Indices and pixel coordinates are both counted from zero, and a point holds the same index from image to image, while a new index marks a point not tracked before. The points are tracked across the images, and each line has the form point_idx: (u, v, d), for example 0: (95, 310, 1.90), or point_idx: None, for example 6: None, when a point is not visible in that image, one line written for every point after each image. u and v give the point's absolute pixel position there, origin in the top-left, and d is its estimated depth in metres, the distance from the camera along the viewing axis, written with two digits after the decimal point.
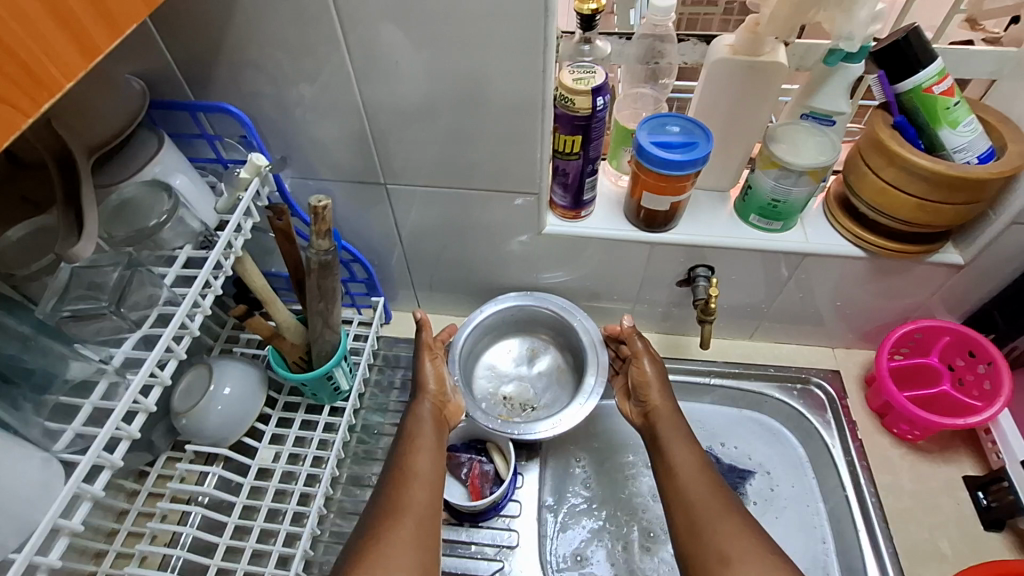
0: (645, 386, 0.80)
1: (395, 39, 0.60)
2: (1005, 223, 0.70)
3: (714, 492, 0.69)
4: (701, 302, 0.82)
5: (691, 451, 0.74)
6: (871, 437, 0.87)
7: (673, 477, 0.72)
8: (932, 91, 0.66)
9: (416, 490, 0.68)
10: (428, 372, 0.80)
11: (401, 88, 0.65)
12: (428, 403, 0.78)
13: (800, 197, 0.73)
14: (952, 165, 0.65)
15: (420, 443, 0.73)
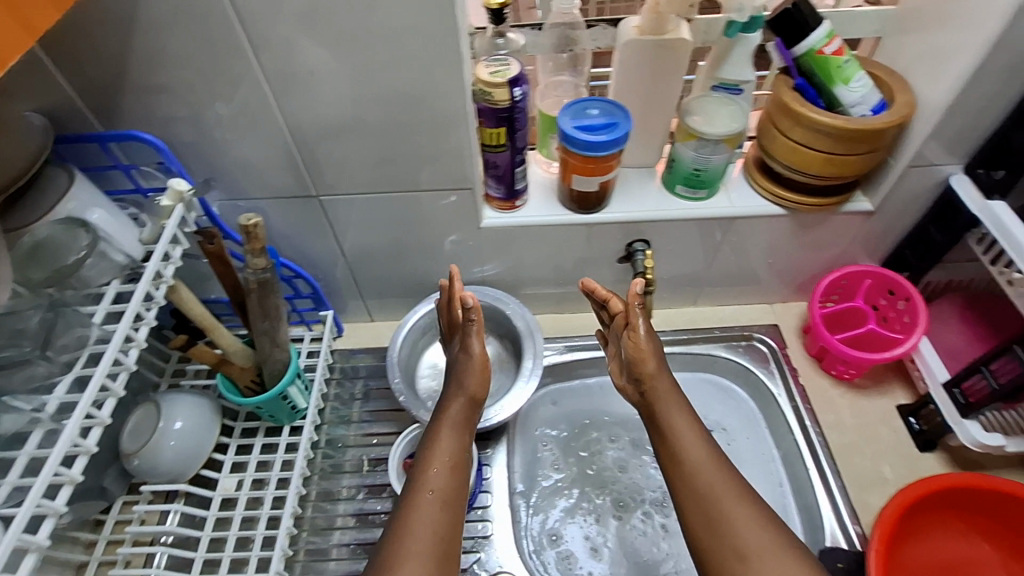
0: (642, 361, 0.71)
1: (311, 50, 0.60)
2: (904, 168, 0.76)
3: (730, 481, 0.64)
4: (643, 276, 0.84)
5: (702, 434, 0.68)
6: (814, 382, 0.93)
7: (683, 468, 0.66)
8: (823, 52, 0.70)
9: (428, 507, 0.62)
10: (476, 362, 0.71)
11: (326, 100, 0.65)
12: (459, 404, 0.71)
13: (719, 164, 0.77)
14: (850, 119, 0.69)
15: (435, 451, 0.67)
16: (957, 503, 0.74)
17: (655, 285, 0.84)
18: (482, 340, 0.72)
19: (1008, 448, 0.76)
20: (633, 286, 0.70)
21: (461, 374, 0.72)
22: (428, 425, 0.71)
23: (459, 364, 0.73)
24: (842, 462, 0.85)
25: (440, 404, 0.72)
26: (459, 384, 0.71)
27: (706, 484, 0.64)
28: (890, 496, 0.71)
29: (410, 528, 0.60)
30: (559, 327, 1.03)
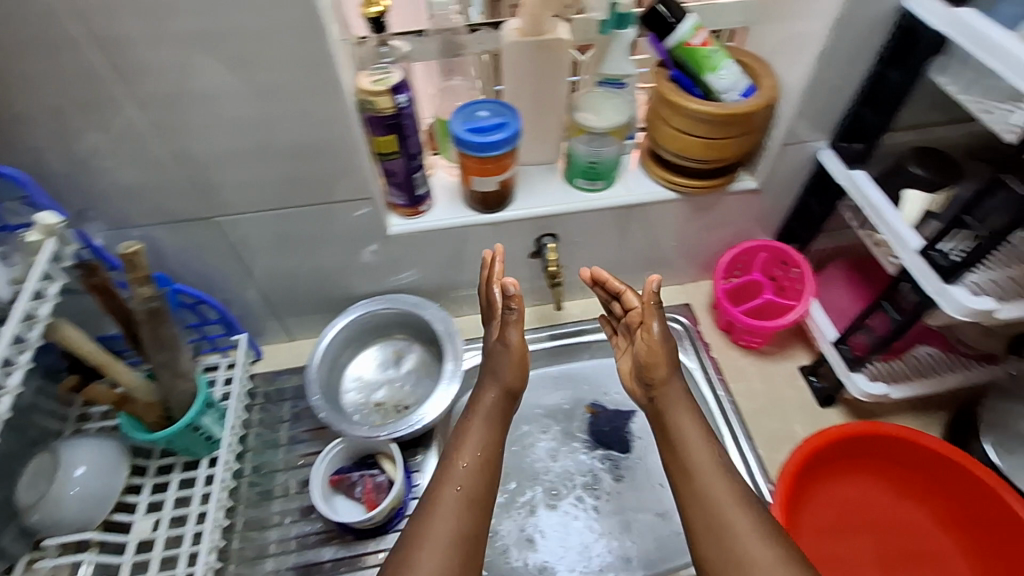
0: (652, 363, 0.70)
1: (212, 69, 0.60)
2: (779, 146, 0.81)
3: (738, 503, 0.63)
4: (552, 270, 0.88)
5: (710, 446, 0.67)
6: (726, 354, 0.98)
7: (691, 480, 0.65)
8: (692, 44, 0.75)
9: (453, 503, 0.64)
10: (501, 357, 0.72)
11: (227, 120, 0.64)
12: (495, 396, 0.72)
13: (611, 156, 0.81)
14: (723, 106, 0.74)
15: (467, 443, 0.69)
16: (851, 450, 0.80)
17: (563, 278, 0.88)
18: (521, 332, 0.71)
19: (892, 395, 0.83)
20: (649, 284, 0.67)
21: (496, 366, 0.73)
22: (464, 415, 0.73)
23: (490, 356, 0.74)
24: (755, 427, 0.90)
25: (477, 395, 0.73)
26: (498, 376, 0.73)
27: (714, 506, 0.63)
28: (793, 451, 0.76)
29: (434, 520, 0.62)
30: (484, 327, 1.05)
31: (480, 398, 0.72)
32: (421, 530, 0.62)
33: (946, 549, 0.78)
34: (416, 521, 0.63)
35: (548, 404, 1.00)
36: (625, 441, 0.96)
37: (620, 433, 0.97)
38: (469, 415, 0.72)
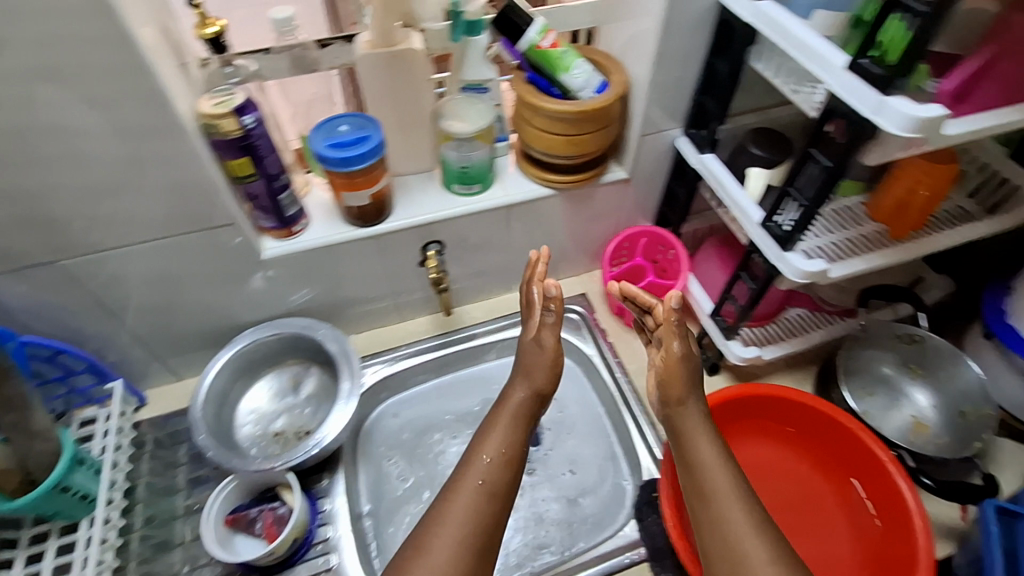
0: (665, 372, 0.71)
1: (30, 101, 0.56)
2: (639, 137, 0.87)
3: (751, 522, 0.61)
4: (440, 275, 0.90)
5: (727, 465, 0.66)
6: (621, 338, 1.03)
7: (704, 497, 0.64)
8: (542, 47, 0.78)
9: (473, 491, 0.67)
10: (533, 358, 0.78)
11: (94, 155, 0.62)
12: (524, 396, 0.77)
13: (482, 159, 0.83)
14: (580, 103, 0.78)
15: (495, 435, 0.73)
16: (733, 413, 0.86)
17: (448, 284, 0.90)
18: (556, 335, 0.78)
19: (764, 356, 0.89)
20: (669, 299, 0.70)
21: (528, 368, 0.78)
22: (492, 413, 0.77)
23: (524, 356, 0.79)
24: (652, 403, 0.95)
25: (506, 394, 0.78)
26: (526, 380, 0.78)
27: (724, 528, 0.61)
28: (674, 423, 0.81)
29: (451, 508, 0.66)
30: (385, 341, 1.04)
31: (511, 396, 0.77)
32: (436, 519, 0.65)
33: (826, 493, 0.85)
34: (436, 506, 0.67)
35: (458, 409, 1.02)
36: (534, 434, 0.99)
37: None
38: (500, 409, 0.77)
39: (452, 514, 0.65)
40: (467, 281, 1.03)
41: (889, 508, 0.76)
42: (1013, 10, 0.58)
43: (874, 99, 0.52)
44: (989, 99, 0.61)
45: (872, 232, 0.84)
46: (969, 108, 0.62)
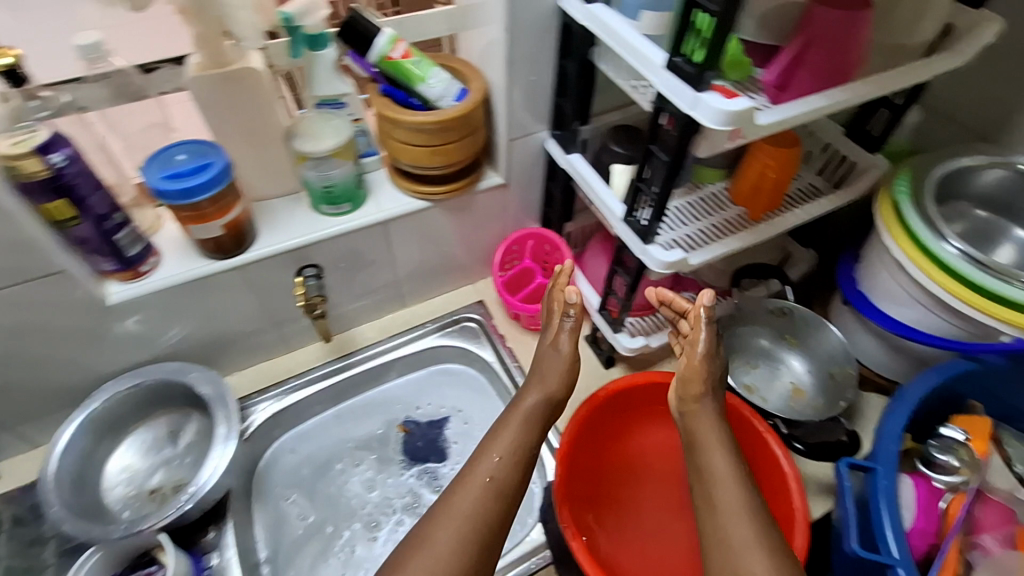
0: (683, 366, 0.74)
1: None
2: (507, 142, 0.87)
3: (758, 536, 0.59)
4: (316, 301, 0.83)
5: (738, 469, 0.65)
6: (519, 341, 1.03)
7: (709, 493, 0.64)
8: (393, 57, 0.76)
9: (479, 491, 0.65)
10: (558, 361, 0.78)
11: None
12: (535, 400, 0.75)
13: (344, 176, 0.80)
14: (441, 111, 0.77)
15: (505, 437, 0.71)
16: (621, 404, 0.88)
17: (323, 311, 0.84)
18: (574, 342, 0.79)
19: (651, 344, 0.92)
20: (703, 295, 0.73)
21: (544, 371, 0.78)
22: (503, 415, 0.75)
23: (543, 361, 0.79)
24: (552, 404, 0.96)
25: (518, 399, 0.76)
26: (539, 386, 0.76)
27: (729, 542, 0.60)
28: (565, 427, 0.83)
29: (460, 505, 0.64)
30: (272, 375, 0.98)
31: (524, 399, 0.75)
32: (445, 515, 0.64)
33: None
34: (447, 503, 0.65)
35: (360, 434, 0.99)
36: (440, 450, 0.98)
37: (436, 443, 0.98)
38: (513, 409, 0.75)
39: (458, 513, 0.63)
40: (355, 302, 0.99)
41: (769, 472, 0.81)
42: (815, 3, 0.62)
43: (690, 95, 0.54)
44: (806, 86, 0.66)
45: (735, 215, 0.87)
46: (792, 95, 0.66)
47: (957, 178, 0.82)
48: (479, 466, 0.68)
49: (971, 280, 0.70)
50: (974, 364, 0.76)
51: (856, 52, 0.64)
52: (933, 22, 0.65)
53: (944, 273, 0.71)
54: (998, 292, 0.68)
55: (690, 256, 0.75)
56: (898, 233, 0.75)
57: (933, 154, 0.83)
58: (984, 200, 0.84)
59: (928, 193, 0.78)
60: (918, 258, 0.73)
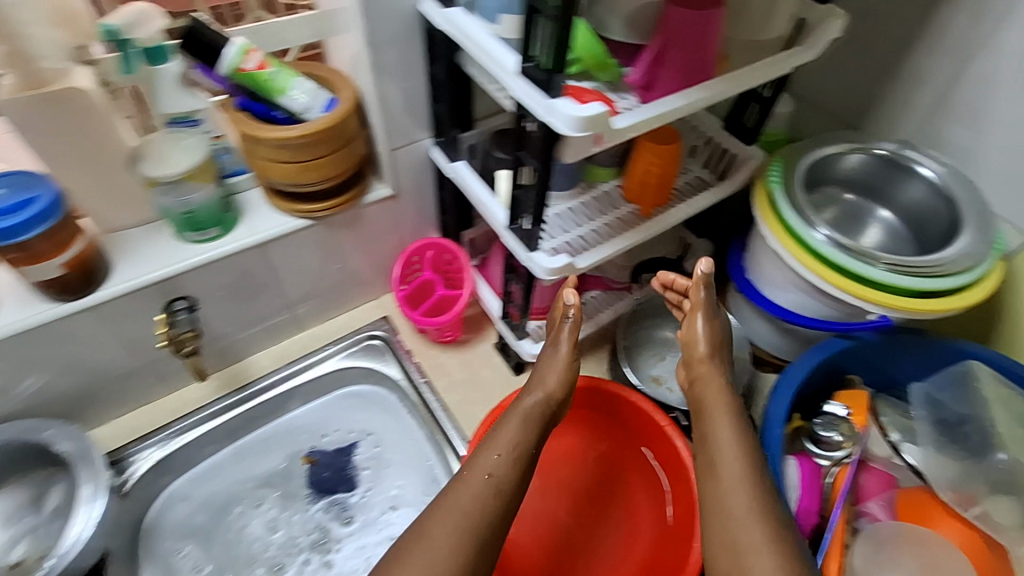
0: (692, 345, 0.74)
1: None
2: (388, 152, 0.84)
3: (761, 513, 0.59)
4: (189, 335, 0.77)
5: (743, 440, 0.65)
6: (427, 356, 1.00)
7: (713, 466, 0.64)
8: (247, 68, 0.70)
9: (483, 488, 0.64)
10: (553, 360, 0.76)
11: None
12: (534, 399, 0.74)
13: (204, 201, 0.75)
14: (311, 123, 0.73)
15: (511, 434, 0.69)
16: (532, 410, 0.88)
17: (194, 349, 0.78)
18: (572, 342, 0.77)
19: None
20: (700, 265, 0.74)
21: (544, 370, 0.76)
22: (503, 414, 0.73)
23: (544, 360, 0.77)
24: (462, 417, 0.94)
25: (518, 397, 0.75)
26: (542, 384, 0.75)
27: (735, 517, 0.59)
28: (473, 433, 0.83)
29: (463, 503, 0.62)
30: (156, 418, 0.90)
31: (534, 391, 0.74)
32: (447, 513, 0.62)
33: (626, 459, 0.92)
34: (449, 500, 0.63)
35: (261, 471, 0.93)
36: (350, 479, 0.93)
37: (345, 472, 0.94)
38: (514, 407, 0.73)
39: (461, 511, 0.61)
40: (244, 332, 0.92)
41: (673, 464, 0.85)
42: (669, 3, 0.63)
43: (543, 101, 0.54)
44: (670, 85, 0.67)
45: (627, 213, 0.88)
46: (659, 94, 0.67)
47: (823, 164, 0.86)
48: (480, 459, 0.67)
49: (838, 265, 0.74)
50: (848, 340, 0.80)
51: (713, 50, 0.65)
52: (781, 17, 0.68)
53: (813, 258, 0.75)
54: (861, 273, 0.73)
55: (576, 259, 0.75)
56: (772, 222, 0.78)
57: (801, 142, 0.87)
58: (851, 183, 0.89)
59: (798, 181, 0.82)
60: (790, 245, 0.76)
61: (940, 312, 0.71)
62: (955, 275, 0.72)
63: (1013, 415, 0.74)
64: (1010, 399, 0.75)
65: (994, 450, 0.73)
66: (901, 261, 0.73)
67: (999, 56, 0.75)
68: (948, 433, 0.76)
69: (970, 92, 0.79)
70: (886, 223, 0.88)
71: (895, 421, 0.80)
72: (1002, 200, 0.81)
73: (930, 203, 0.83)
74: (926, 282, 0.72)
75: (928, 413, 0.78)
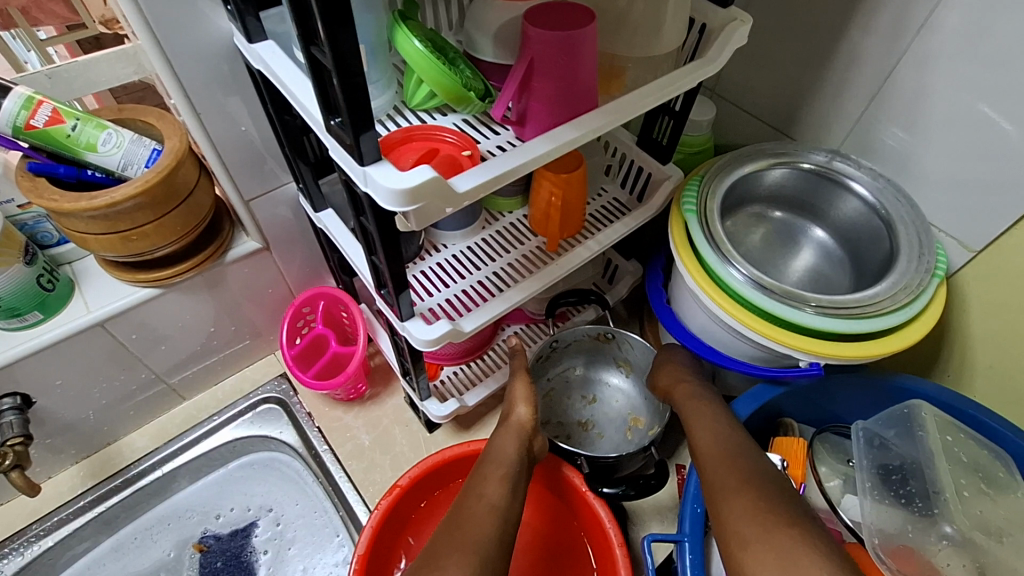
0: (657, 371, 0.79)
1: None
2: (243, 203, 0.72)
3: (755, 487, 0.55)
4: (14, 445, 0.68)
5: (725, 432, 0.65)
6: (330, 418, 0.89)
7: (705, 459, 0.62)
8: (34, 125, 0.58)
9: (482, 512, 0.57)
10: (518, 388, 0.75)
11: None
12: (521, 413, 0.71)
13: (7, 288, 0.63)
14: (134, 182, 0.60)
15: (497, 457, 0.65)
16: (432, 483, 0.78)
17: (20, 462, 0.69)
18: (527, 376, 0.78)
19: (467, 404, 0.81)
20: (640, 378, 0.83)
21: (513, 393, 0.74)
22: (496, 430, 0.70)
23: (506, 391, 0.76)
24: (368, 488, 0.84)
25: (507, 413, 0.72)
26: (514, 415, 0.71)
27: (733, 497, 0.54)
28: (363, 527, 0.71)
29: (465, 529, 0.55)
30: (12, 521, 0.79)
31: (512, 414, 0.71)
32: (446, 549, 0.53)
33: (562, 536, 0.82)
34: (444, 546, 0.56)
35: (144, 566, 0.83)
36: (247, 567, 0.83)
37: (241, 559, 0.84)
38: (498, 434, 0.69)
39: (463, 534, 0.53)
40: (108, 413, 0.81)
41: (596, 530, 0.76)
42: (528, 23, 0.52)
43: (358, 168, 0.43)
44: (547, 120, 0.55)
45: (533, 248, 0.77)
46: (534, 130, 0.56)
47: (744, 183, 0.78)
48: (483, 487, 0.61)
49: (759, 307, 0.65)
50: (781, 387, 0.74)
51: (592, 74, 0.55)
52: (666, 22, 0.57)
53: (733, 302, 0.66)
54: (784, 317, 0.64)
55: (461, 321, 0.65)
56: (687, 259, 0.69)
57: (719, 159, 0.77)
58: (778, 200, 0.80)
59: (717, 205, 0.72)
60: (707, 287, 0.67)
61: (872, 357, 0.63)
62: (891, 313, 0.64)
63: (956, 469, 0.67)
64: (952, 446, 0.68)
65: (939, 520, 0.65)
66: (830, 301, 0.64)
67: (932, 47, 0.64)
68: (888, 487, 0.67)
69: (903, 89, 0.69)
70: (819, 244, 0.80)
71: (834, 470, 0.75)
72: (945, 212, 0.72)
73: (864, 221, 0.74)
74: (855, 324, 0.63)
75: (870, 458, 0.69)
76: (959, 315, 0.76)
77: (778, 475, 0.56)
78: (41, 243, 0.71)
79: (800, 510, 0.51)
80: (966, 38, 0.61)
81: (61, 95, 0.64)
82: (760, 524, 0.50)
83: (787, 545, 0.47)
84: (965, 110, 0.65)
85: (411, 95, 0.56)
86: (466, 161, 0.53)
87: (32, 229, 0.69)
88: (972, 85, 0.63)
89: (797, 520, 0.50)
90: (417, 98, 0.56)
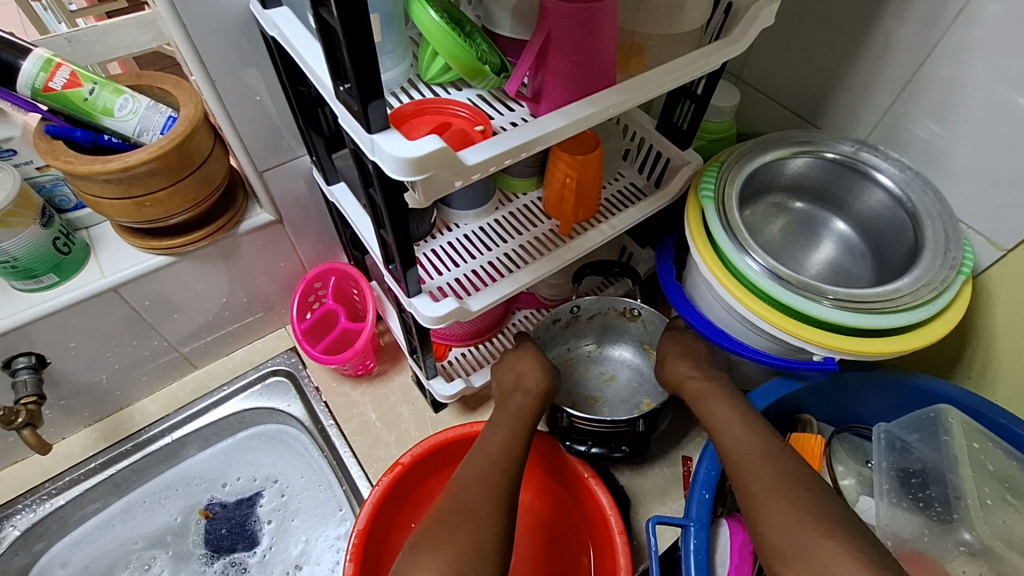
0: (669, 356, 0.78)
1: None
2: (257, 173, 0.71)
3: (787, 491, 0.56)
4: (27, 404, 0.70)
5: (743, 424, 0.64)
6: (337, 392, 0.90)
7: (727, 453, 0.63)
8: (52, 88, 0.58)
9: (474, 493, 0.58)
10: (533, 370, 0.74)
11: None
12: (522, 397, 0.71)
13: (22, 249, 0.64)
14: (148, 148, 0.60)
15: (495, 443, 0.65)
16: (432, 462, 0.78)
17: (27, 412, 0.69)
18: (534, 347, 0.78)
19: (474, 384, 0.81)
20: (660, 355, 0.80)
21: (522, 373, 0.74)
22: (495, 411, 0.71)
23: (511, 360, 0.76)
24: (372, 464, 0.84)
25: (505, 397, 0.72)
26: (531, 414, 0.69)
27: (762, 506, 0.56)
28: (364, 502, 0.72)
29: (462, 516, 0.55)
30: (24, 479, 0.81)
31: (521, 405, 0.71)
32: (438, 535, 0.54)
33: (560, 519, 0.82)
34: (450, 517, 0.56)
35: (151, 530, 0.85)
36: (250, 536, 0.84)
37: (245, 527, 0.85)
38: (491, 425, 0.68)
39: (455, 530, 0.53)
40: (122, 377, 0.83)
41: (596, 518, 0.76)
42: None
43: (366, 137, 0.43)
44: (563, 95, 0.54)
45: (546, 230, 0.75)
46: (549, 106, 0.55)
47: (766, 171, 0.75)
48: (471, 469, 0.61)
49: (774, 299, 0.63)
50: (798, 382, 0.74)
51: (611, 50, 0.53)
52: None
53: (748, 293, 0.65)
54: (800, 309, 0.63)
55: (469, 300, 0.64)
56: (704, 248, 0.68)
57: (742, 145, 0.75)
58: (799, 190, 0.78)
59: (736, 194, 0.70)
60: (722, 275, 0.66)
61: (890, 354, 0.61)
62: (912, 309, 0.62)
63: (982, 478, 0.64)
64: (979, 454, 0.66)
65: (957, 526, 0.63)
66: (848, 294, 0.62)
67: (971, 34, 0.61)
68: (905, 491, 0.66)
69: (937, 79, 0.66)
70: (840, 237, 0.77)
71: (851, 469, 0.73)
72: (976, 207, 0.69)
73: (889, 214, 0.72)
74: (875, 320, 0.61)
75: (889, 461, 0.68)
76: (986, 316, 0.73)
77: (808, 484, 0.57)
78: (59, 207, 0.73)
79: (831, 520, 0.53)
80: (1009, 25, 0.58)
81: (80, 59, 0.64)
82: (792, 536, 0.53)
83: (823, 556, 0.51)
84: (1001, 102, 0.62)
85: (426, 67, 0.55)
86: (479, 135, 0.52)
87: (50, 192, 0.71)
88: (1012, 75, 0.60)
89: (831, 525, 0.52)
90: (432, 71, 0.55)
